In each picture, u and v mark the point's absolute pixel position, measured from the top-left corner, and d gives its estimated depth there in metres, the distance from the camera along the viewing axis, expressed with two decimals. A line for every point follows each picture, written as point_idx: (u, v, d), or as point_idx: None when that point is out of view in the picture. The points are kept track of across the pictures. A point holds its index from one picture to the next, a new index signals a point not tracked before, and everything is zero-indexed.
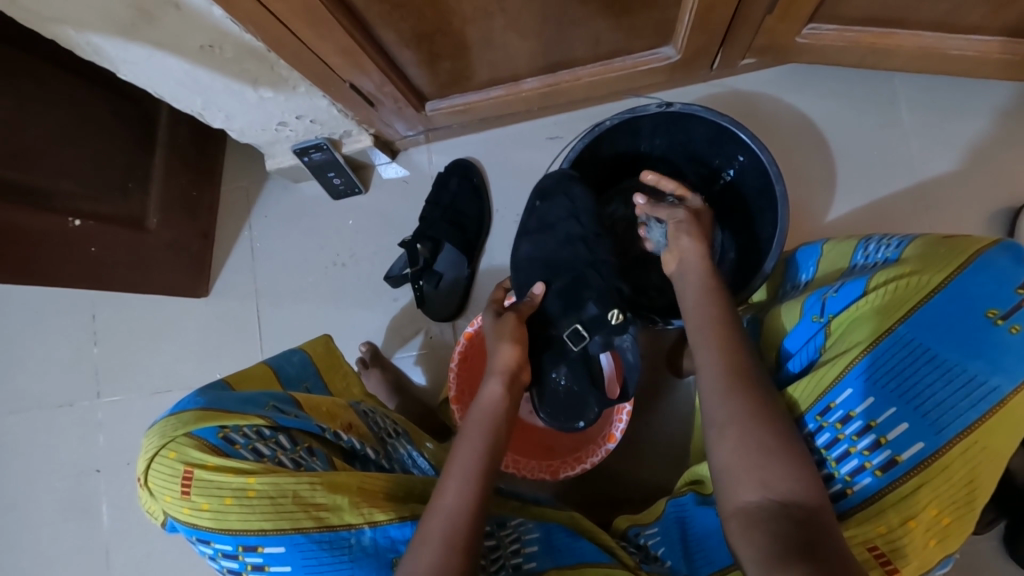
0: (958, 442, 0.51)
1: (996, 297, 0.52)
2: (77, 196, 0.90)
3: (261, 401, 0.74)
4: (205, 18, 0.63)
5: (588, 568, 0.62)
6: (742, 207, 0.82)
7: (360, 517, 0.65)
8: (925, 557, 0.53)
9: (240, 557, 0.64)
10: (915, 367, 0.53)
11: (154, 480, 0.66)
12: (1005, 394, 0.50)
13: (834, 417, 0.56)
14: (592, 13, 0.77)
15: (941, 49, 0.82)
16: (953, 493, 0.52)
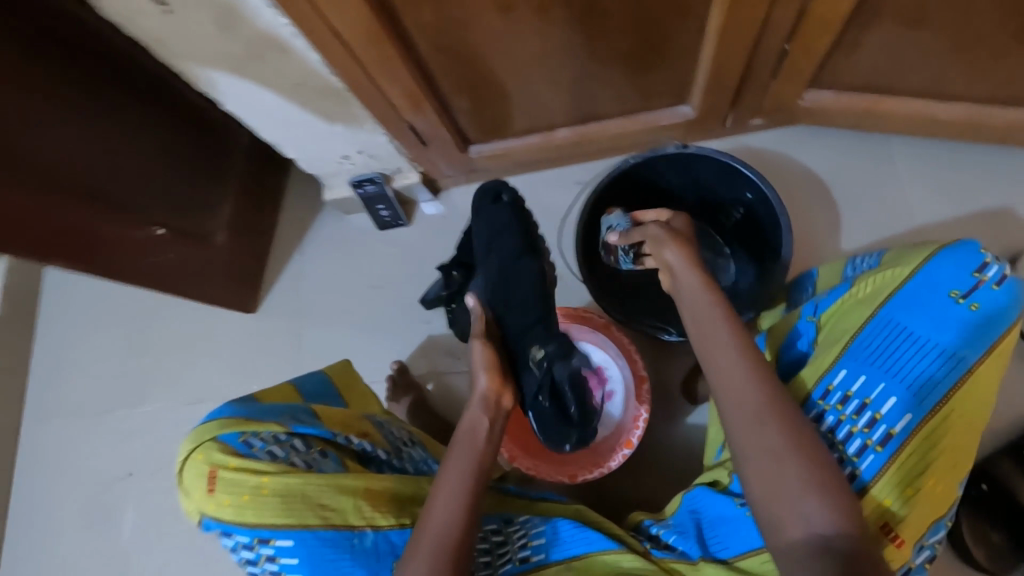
0: (936, 408, 0.64)
1: (956, 283, 0.67)
2: (161, 207, 1.01)
3: (280, 409, 0.80)
4: (304, 62, 0.77)
5: (597, 556, 0.68)
6: (749, 237, 0.92)
7: (362, 519, 0.72)
8: (924, 514, 0.63)
9: (255, 549, 0.70)
10: (897, 344, 0.67)
11: (185, 478, 0.73)
12: (969, 360, 0.64)
13: (837, 399, 0.67)
14: (620, 72, 0.90)
15: (928, 114, 0.93)
16: (939, 456, 0.64)
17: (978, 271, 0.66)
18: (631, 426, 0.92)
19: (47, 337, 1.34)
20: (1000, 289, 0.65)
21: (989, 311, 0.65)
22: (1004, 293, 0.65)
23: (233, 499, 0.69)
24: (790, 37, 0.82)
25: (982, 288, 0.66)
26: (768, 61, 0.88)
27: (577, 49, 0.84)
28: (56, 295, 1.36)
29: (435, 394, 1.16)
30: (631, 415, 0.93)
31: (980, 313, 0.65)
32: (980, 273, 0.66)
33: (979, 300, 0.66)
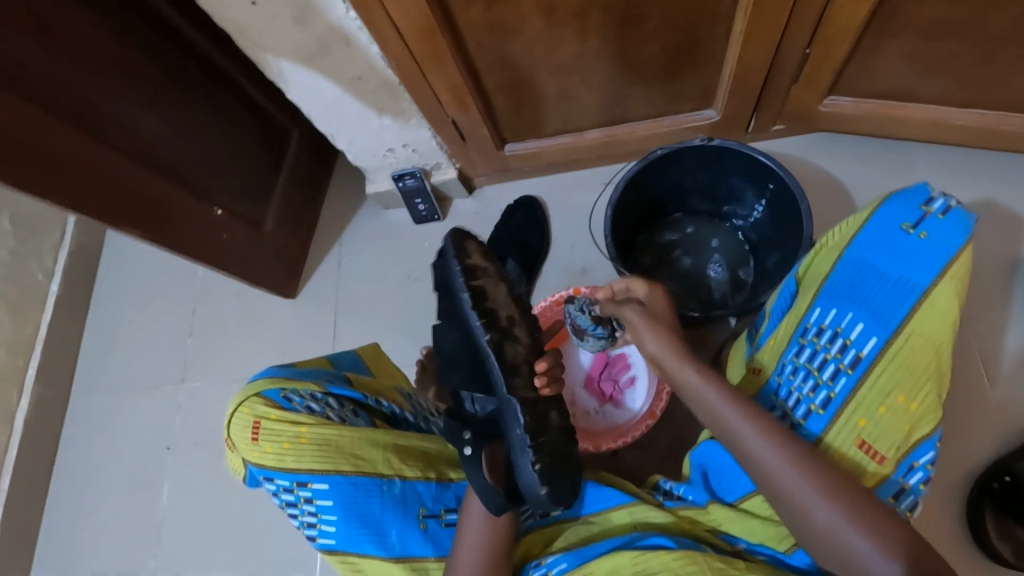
0: (902, 332, 0.64)
1: (906, 215, 0.67)
2: (223, 192, 1.10)
3: (317, 372, 0.84)
4: (365, 55, 0.87)
5: (614, 511, 0.72)
6: (776, 224, 0.98)
7: (391, 469, 0.75)
8: (905, 439, 0.62)
9: (294, 494, 0.75)
10: (863, 279, 0.68)
11: (231, 428, 0.78)
12: (925, 288, 0.64)
13: (812, 332, 0.69)
14: (650, 76, 0.97)
15: (945, 120, 0.98)
16: (914, 380, 0.63)
17: (925, 203, 0.67)
18: (655, 398, 0.96)
19: (101, 318, 1.41)
20: (950, 217, 0.65)
21: (942, 240, 0.65)
22: (956, 220, 0.65)
23: (274, 446, 0.75)
24: (810, 43, 0.88)
25: (932, 217, 0.66)
26: (790, 67, 0.94)
27: (611, 51, 0.90)
28: (110, 279, 1.45)
29: None
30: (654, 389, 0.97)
31: (932, 242, 0.65)
32: (927, 205, 0.66)
33: (929, 230, 0.66)
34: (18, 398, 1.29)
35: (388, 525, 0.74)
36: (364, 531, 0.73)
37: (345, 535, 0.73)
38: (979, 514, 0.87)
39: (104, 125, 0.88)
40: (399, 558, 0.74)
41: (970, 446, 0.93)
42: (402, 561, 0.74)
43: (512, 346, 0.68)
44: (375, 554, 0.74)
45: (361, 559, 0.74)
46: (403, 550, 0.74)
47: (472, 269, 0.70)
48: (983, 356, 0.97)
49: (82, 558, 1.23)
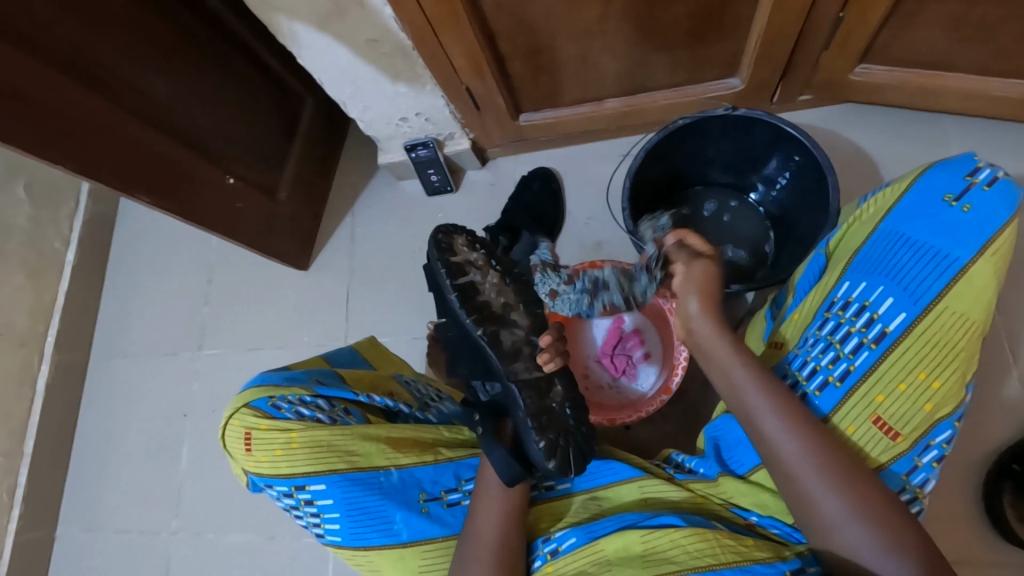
0: (933, 307, 0.61)
1: (949, 186, 0.64)
2: (238, 160, 1.09)
3: (306, 374, 0.79)
4: (380, 18, 0.85)
5: (624, 486, 0.70)
6: (801, 198, 0.95)
7: (387, 460, 0.70)
8: (923, 418, 0.61)
9: (296, 499, 0.71)
10: (897, 250, 0.65)
11: (227, 442, 0.75)
12: (965, 263, 0.61)
13: (837, 306, 0.67)
14: (674, 41, 0.93)
15: (983, 90, 0.94)
16: (938, 357, 0.61)
17: (971, 173, 0.63)
18: (671, 373, 0.95)
19: (118, 287, 1.43)
20: (997, 189, 0.62)
21: (987, 213, 0.61)
22: (1003, 192, 0.61)
23: (268, 455, 0.71)
24: (845, 6, 0.84)
25: (977, 189, 0.63)
26: (821, 33, 0.89)
27: (634, 14, 0.86)
28: (127, 248, 1.46)
29: None
30: (672, 362, 0.96)
31: (976, 216, 0.62)
32: (972, 176, 0.63)
33: (973, 202, 0.62)
34: (40, 364, 1.31)
35: (389, 513, 0.68)
36: (368, 521, 0.68)
37: (349, 529, 0.69)
38: (996, 495, 0.86)
39: (117, 90, 0.86)
40: (406, 545, 0.68)
41: (991, 428, 0.91)
42: (411, 548, 0.68)
43: (509, 333, 0.69)
44: (382, 544, 0.68)
45: (370, 551, 0.69)
46: (409, 537, 0.68)
47: (459, 266, 0.69)
48: (1010, 338, 0.94)
49: (107, 516, 1.28)
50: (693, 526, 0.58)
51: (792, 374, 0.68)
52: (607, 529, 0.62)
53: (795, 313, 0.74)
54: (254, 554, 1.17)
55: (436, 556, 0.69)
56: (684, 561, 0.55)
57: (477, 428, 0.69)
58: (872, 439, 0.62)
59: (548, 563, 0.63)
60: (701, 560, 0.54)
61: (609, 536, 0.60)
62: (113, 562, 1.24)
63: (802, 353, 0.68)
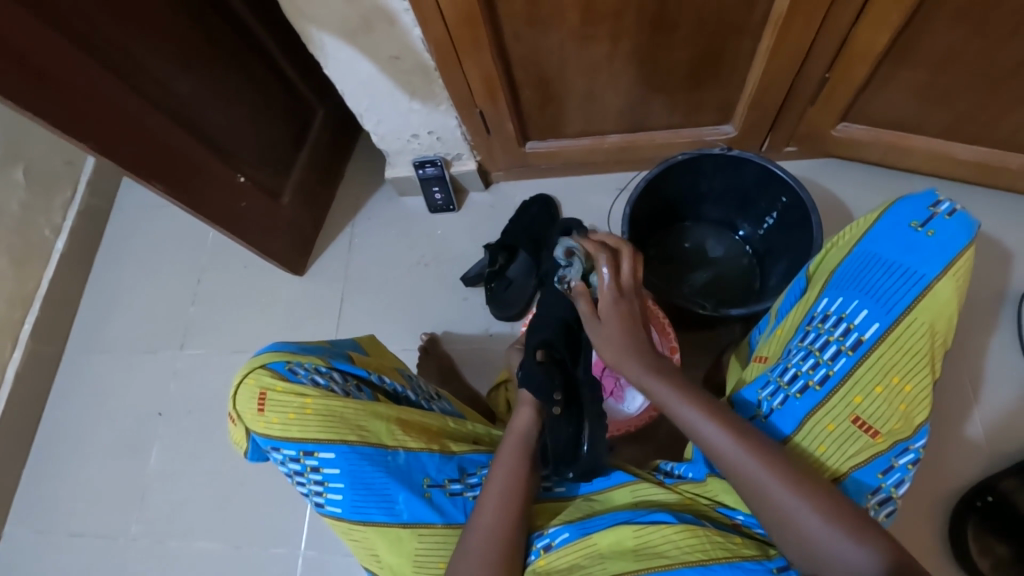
0: (904, 318, 0.66)
1: (915, 214, 0.70)
2: (247, 161, 1.12)
3: (320, 347, 0.81)
4: (406, 36, 0.91)
5: (615, 491, 0.72)
6: (787, 235, 1.01)
7: (396, 440, 0.72)
8: (896, 418, 0.65)
9: (300, 466, 0.72)
10: (871, 269, 0.70)
11: (235, 400, 0.75)
12: (930, 280, 0.66)
13: (818, 319, 0.70)
14: (675, 84, 1.00)
15: (948, 152, 1.04)
16: (910, 362, 0.65)
17: (934, 204, 0.70)
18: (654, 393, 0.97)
19: (102, 280, 1.41)
20: (957, 219, 0.68)
21: (948, 238, 0.67)
22: (963, 220, 0.68)
23: (279, 417, 0.71)
24: (829, 66, 0.93)
25: (939, 218, 0.69)
26: (807, 88, 0.99)
27: (640, 55, 0.94)
28: (117, 241, 1.44)
29: (464, 370, 1.18)
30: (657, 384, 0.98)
31: (939, 239, 0.68)
32: (935, 207, 0.70)
33: (936, 228, 0.68)
34: (11, 352, 1.27)
35: (394, 491, 0.70)
36: (370, 498, 0.70)
37: (351, 502, 0.70)
38: (962, 529, 0.90)
39: (143, 79, 0.90)
40: (406, 526, 0.70)
41: (955, 464, 0.96)
42: (409, 530, 0.70)
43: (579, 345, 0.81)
44: (382, 521, 0.70)
45: (368, 527, 0.71)
46: (410, 518, 0.70)
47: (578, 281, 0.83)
48: (973, 381, 1.00)
49: (62, 515, 1.21)
50: (684, 523, 0.61)
51: (773, 379, 0.69)
52: (599, 524, 0.64)
53: (777, 329, 0.77)
54: (217, 563, 1.13)
55: (435, 541, 0.70)
56: (675, 556, 0.58)
57: (557, 407, 0.73)
58: (851, 438, 0.65)
59: (542, 557, 0.64)
60: (691, 555, 0.58)
61: (602, 530, 0.63)
62: (62, 566, 1.17)
63: (783, 361, 0.70)
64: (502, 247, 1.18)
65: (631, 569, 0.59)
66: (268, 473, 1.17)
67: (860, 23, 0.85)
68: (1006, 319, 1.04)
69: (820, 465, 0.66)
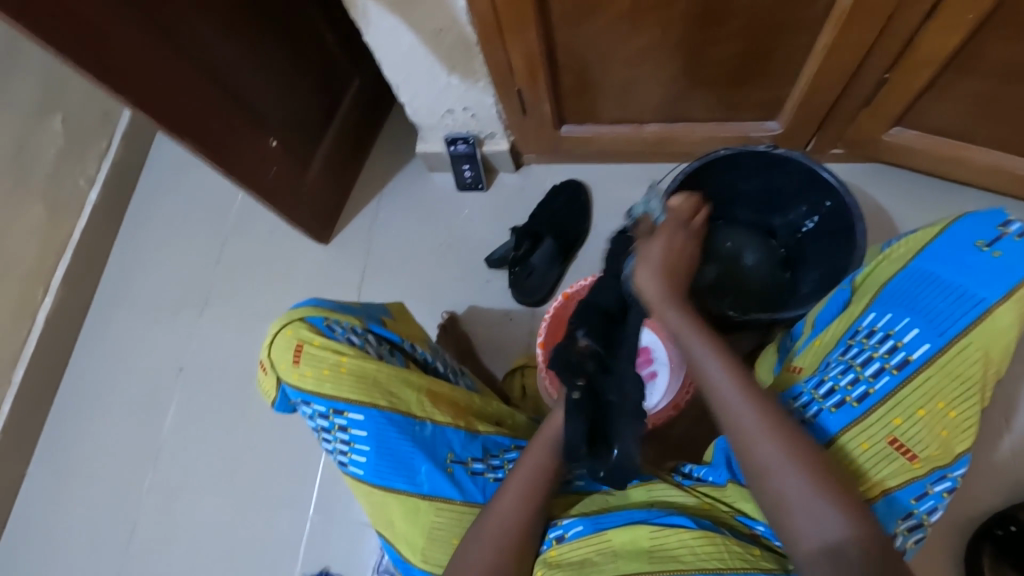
0: (957, 342, 0.63)
1: (981, 233, 0.66)
2: (281, 126, 1.11)
3: (356, 308, 0.82)
4: (450, 8, 0.89)
5: (633, 490, 0.71)
6: (827, 241, 0.98)
7: (424, 411, 0.73)
8: (937, 444, 0.63)
9: (329, 422, 0.73)
10: (925, 288, 0.67)
11: (270, 349, 0.76)
12: (990, 304, 0.63)
13: (862, 333, 0.68)
14: (723, 76, 0.96)
15: (1007, 167, 0.99)
16: (959, 388, 0.63)
17: (1002, 224, 0.66)
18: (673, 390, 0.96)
19: (131, 233, 1.42)
20: None
21: (1015, 262, 0.64)
22: None
23: (314, 372, 0.72)
24: (889, 67, 0.88)
25: (1007, 239, 0.65)
26: (862, 90, 0.94)
27: (690, 45, 0.90)
28: (146, 197, 1.45)
29: (481, 353, 1.18)
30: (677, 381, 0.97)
31: (1006, 262, 0.64)
32: (1003, 227, 0.65)
33: (1003, 250, 0.65)
34: (42, 297, 1.30)
35: (417, 462, 0.71)
36: (394, 465, 0.71)
37: (374, 466, 0.71)
38: (978, 557, 0.88)
39: (184, 36, 0.89)
40: (425, 497, 0.71)
41: (978, 492, 0.93)
42: (428, 502, 0.71)
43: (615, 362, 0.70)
44: (402, 489, 0.71)
45: (388, 493, 0.71)
46: (430, 490, 0.71)
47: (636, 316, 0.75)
48: (1006, 408, 0.97)
49: (83, 459, 1.25)
50: (702, 530, 0.61)
51: (808, 391, 0.67)
52: (615, 521, 0.64)
53: (813, 340, 0.74)
54: (227, 518, 1.16)
55: (452, 518, 0.71)
56: (691, 562, 0.58)
57: (574, 393, 0.68)
58: (886, 459, 0.63)
59: (553, 548, 0.65)
60: (708, 562, 0.57)
61: (618, 527, 0.63)
62: (81, 508, 1.22)
63: (819, 374, 0.68)
64: (528, 233, 1.16)
65: (644, 569, 0.58)
66: (281, 436, 1.19)
67: (930, 22, 0.79)
68: None
69: None
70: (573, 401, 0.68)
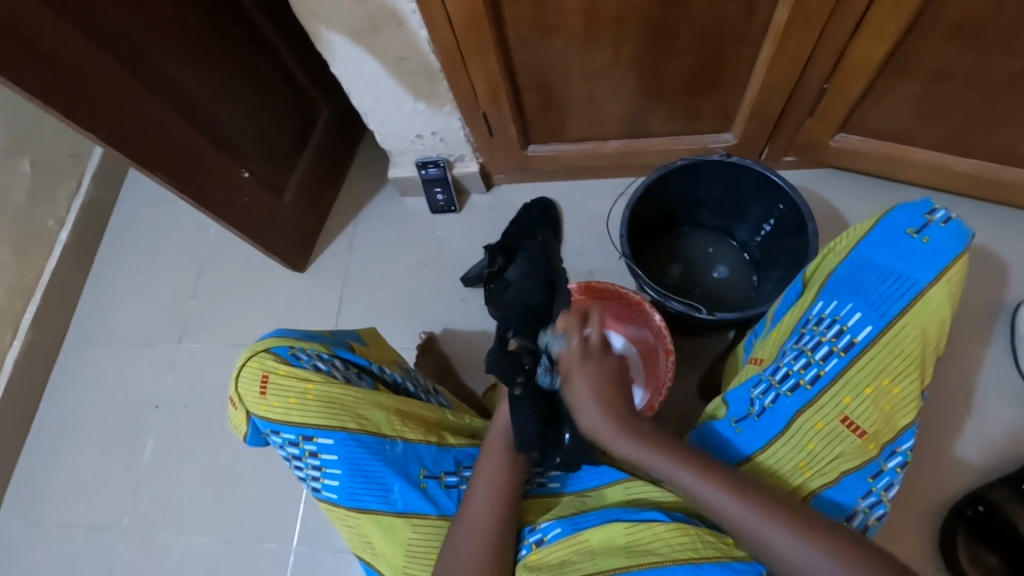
0: (897, 323, 0.67)
1: (911, 221, 0.71)
2: (252, 156, 1.13)
3: (323, 336, 0.83)
4: (413, 37, 0.93)
5: (608, 488, 0.73)
6: (783, 242, 1.03)
7: (394, 430, 0.73)
8: (884, 419, 0.66)
9: (299, 451, 0.73)
10: (865, 274, 0.71)
11: (238, 384, 0.76)
12: (923, 286, 0.67)
13: (813, 321, 0.71)
14: (674, 92, 1.02)
15: (945, 164, 1.06)
16: (902, 365, 0.67)
17: (929, 212, 0.71)
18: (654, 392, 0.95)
19: (102, 272, 1.41)
20: (951, 227, 0.69)
21: (942, 246, 0.68)
22: (957, 229, 0.69)
23: (281, 401, 0.73)
24: (827, 77, 0.95)
25: (934, 225, 0.70)
26: (805, 99, 1.00)
27: (641, 64, 0.95)
28: (117, 235, 1.44)
29: (462, 371, 1.19)
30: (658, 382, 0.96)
31: (934, 246, 0.69)
32: (930, 214, 0.70)
33: (931, 235, 0.69)
34: (10, 342, 1.28)
35: (389, 481, 0.71)
36: (367, 485, 0.71)
37: (347, 488, 0.71)
38: (951, 538, 0.90)
39: (153, 74, 0.91)
40: (400, 516, 0.71)
41: (946, 473, 0.97)
42: (403, 520, 0.71)
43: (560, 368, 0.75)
44: (377, 510, 0.71)
45: (363, 515, 0.71)
46: (404, 508, 0.71)
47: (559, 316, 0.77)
48: (965, 391, 1.01)
49: (55, 505, 1.21)
50: (675, 522, 0.63)
51: (765, 378, 0.71)
52: (592, 521, 0.66)
53: (772, 331, 0.78)
54: (208, 557, 1.13)
55: (427, 533, 0.71)
56: (666, 553, 0.59)
57: (517, 388, 0.72)
58: (839, 437, 0.66)
59: (533, 552, 0.66)
60: (681, 552, 0.59)
61: (594, 527, 0.64)
62: (53, 557, 1.17)
63: (776, 361, 0.72)
64: None
65: (621, 565, 0.60)
66: (262, 466, 1.18)
67: (857, 34, 0.86)
68: (999, 331, 1.05)
69: (807, 465, 0.67)
70: (517, 396, 0.73)
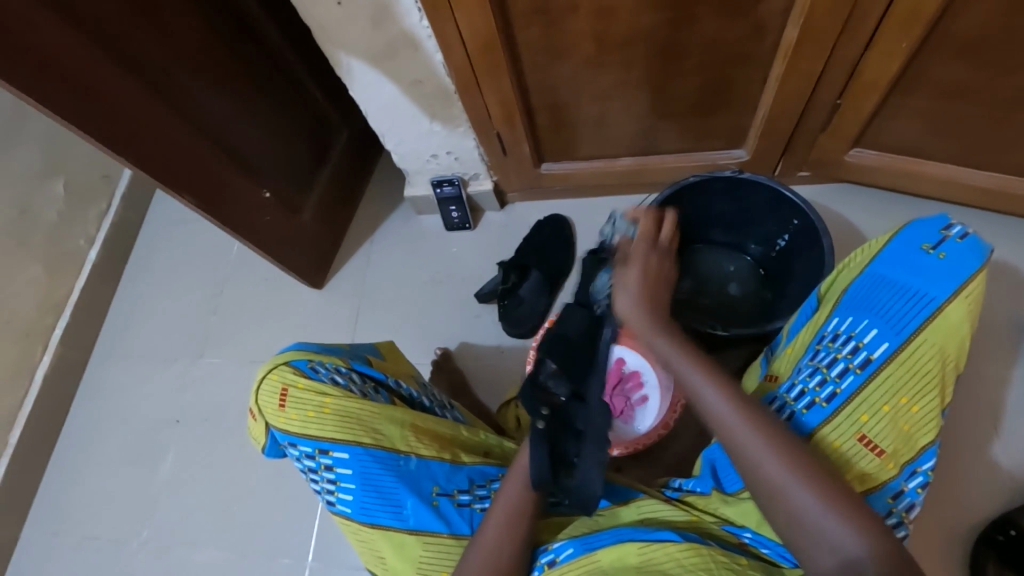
0: (914, 339, 0.66)
1: (926, 236, 0.70)
2: (272, 177, 1.16)
3: (341, 350, 0.84)
4: (428, 61, 0.96)
5: (622, 508, 0.73)
6: (798, 258, 1.02)
7: (408, 445, 0.74)
8: (902, 437, 0.65)
9: (316, 464, 0.74)
10: (881, 290, 0.70)
11: (259, 396, 0.78)
12: (940, 302, 0.66)
13: (828, 338, 0.71)
14: (686, 110, 1.03)
15: (964, 179, 1.04)
16: (921, 383, 0.65)
17: (945, 228, 0.70)
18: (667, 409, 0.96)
19: (129, 288, 1.45)
20: (968, 242, 0.68)
21: (960, 261, 0.67)
22: (973, 245, 0.68)
23: (300, 414, 0.74)
24: (840, 94, 0.95)
25: (951, 241, 0.69)
26: (818, 115, 1.00)
27: (652, 84, 0.97)
28: (143, 253, 1.49)
29: (476, 387, 1.20)
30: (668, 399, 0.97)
31: (950, 262, 0.68)
32: (946, 230, 0.70)
33: (947, 251, 0.68)
34: (40, 356, 1.32)
35: (402, 496, 0.72)
36: (380, 499, 0.72)
37: (361, 502, 0.72)
38: (981, 565, 0.87)
39: (180, 99, 0.95)
40: (412, 531, 0.71)
41: (974, 496, 0.94)
42: (415, 535, 0.71)
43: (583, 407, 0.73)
44: (389, 525, 0.71)
45: (375, 529, 0.72)
46: (416, 524, 0.71)
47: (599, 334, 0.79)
48: (992, 411, 0.98)
49: (79, 516, 1.24)
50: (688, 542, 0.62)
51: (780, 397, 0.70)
52: (604, 540, 0.65)
53: (787, 348, 0.78)
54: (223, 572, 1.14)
55: (439, 549, 0.71)
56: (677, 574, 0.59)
57: (539, 422, 0.71)
58: (856, 456, 0.65)
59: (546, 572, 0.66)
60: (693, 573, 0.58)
61: (606, 547, 0.63)
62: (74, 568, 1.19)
63: (791, 379, 0.72)
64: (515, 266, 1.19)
65: None
66: (278, 481, 1.19)
67: (869, 52, 0.86)
68: None
69: None
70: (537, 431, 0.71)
